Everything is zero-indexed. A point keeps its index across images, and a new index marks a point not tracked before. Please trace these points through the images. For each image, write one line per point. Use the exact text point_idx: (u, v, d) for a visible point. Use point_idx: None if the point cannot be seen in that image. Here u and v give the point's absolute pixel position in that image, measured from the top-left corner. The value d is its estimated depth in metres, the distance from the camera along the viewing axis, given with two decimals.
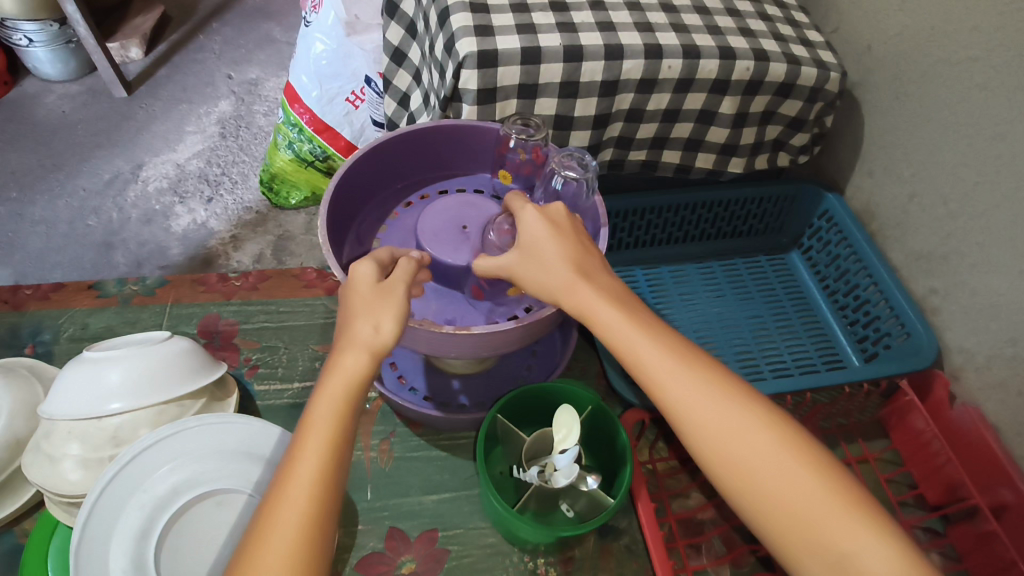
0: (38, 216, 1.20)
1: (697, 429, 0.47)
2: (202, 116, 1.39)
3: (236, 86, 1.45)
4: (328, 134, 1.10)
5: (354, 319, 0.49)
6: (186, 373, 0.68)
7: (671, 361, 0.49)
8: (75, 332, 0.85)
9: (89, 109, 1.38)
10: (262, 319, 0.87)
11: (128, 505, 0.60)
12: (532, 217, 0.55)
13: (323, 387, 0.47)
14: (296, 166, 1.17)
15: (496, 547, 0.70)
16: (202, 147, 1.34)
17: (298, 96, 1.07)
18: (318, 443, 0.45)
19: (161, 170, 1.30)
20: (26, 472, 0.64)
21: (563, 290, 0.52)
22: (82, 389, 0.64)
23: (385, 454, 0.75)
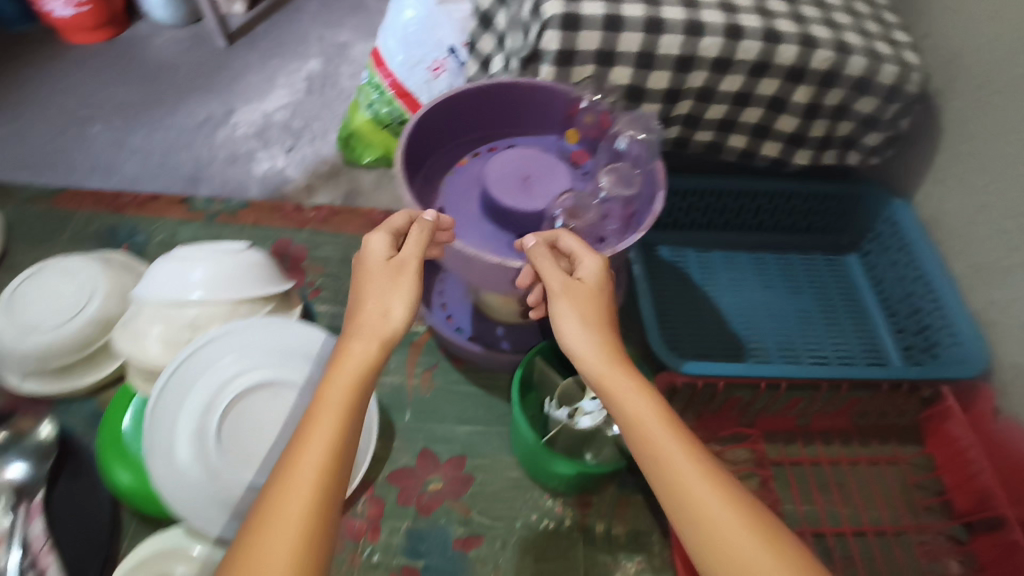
0: (136, 145, 1.32)
1: (702, 527, 0.44)
2: (293, 72, 1.48)
3: (326, 47, 1.54)
4: (407, 100, 1.15)
5: (367, 301, 0.52)
6: (259, 279, 0.76)
7: (688, 454, 0.47)
8: (165, 238, 0.93)
9: (192, 54, 1.49)
10: (330, 249, 0.93)
11: (197, 382, 0.68)
12: (589, 265, 0.58)
13: (334, 370, 0.49)
14: (373, 127, 1.24)
15: (518, 481, 0.75)
16: (289, 100, 1.43)
17: (385, 60, 1.13)
18: (325, 431, 0.46)
19: (249, 118, 1.39)
20: (116, 344, 0.72)
21: (591, 353, 0.53)
22: (170, 277, 0.72)
23: (426, 382, 0.81)
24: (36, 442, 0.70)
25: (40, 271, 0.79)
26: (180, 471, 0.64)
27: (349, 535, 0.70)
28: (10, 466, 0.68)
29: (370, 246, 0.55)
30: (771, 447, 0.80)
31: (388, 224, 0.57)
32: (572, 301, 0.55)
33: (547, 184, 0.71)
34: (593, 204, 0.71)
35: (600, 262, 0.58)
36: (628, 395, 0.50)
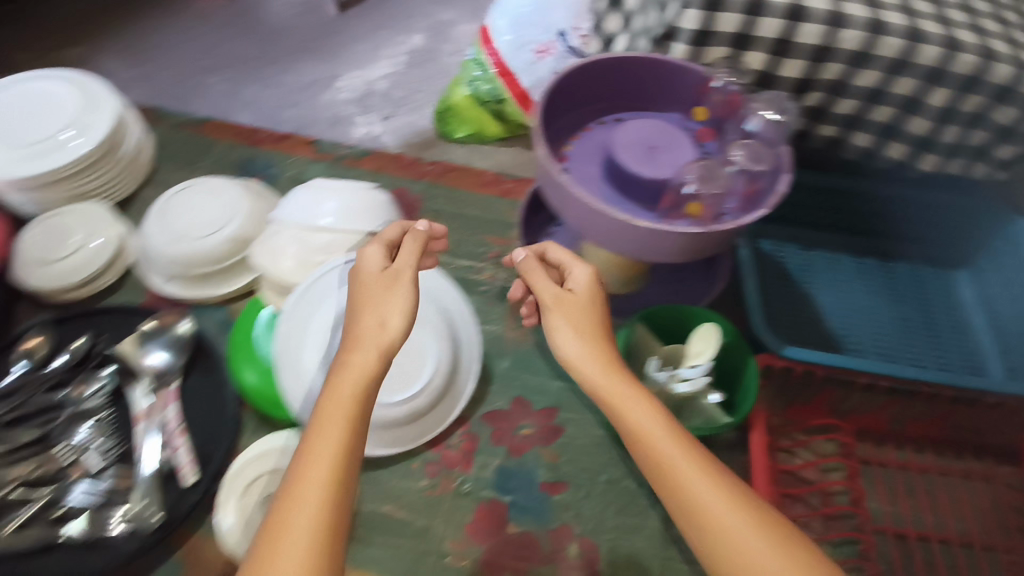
0: (247, 98, 1.41)
1: (712, 532, 0.48)
2: (397, 45, 1.54)
3: (431, 24, 1.58)
4: (508, 79, 1.14)
5: (363, 312, 0.55)
6: (386, 216, 0.81)
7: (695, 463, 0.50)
8: (294, 174, 1.01)
9: (306, 17, 1.57)
10: (443, 202, 0.98)
11: (326, 300, 0.74)
12: (580, 274, 0.61)
13: (337, 379, 0.51)
14: (471, 103, 1.21)
15: (605, 440, 0.77)
16: (391, 71, 1.49)
17: (491, 38, 1.13)
18: (333, 436, 0.49)
19: (353, 83, 1.46)
20: (254, 260, 0.80)
21: (587, 362, 0.55)
22: (307, 202, 0.79)
23: (525, 334, 0.85)
24: (175, 336, 0.77)
25: (190, 188, 0.87)
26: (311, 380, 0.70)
27: (445, 463, 0.75)
28: (153, 355, 0.76)
29: (364, 258, 0.60)
30: (858, 444, 0.80)
31: (380, 235, 0.61)
32: (567, 312, 0.58)
33: (674, 156, 0.73)
34: (722, 173, 0.70)
35: (589, 270, 0.62)
36: (635, 408, 0.52)
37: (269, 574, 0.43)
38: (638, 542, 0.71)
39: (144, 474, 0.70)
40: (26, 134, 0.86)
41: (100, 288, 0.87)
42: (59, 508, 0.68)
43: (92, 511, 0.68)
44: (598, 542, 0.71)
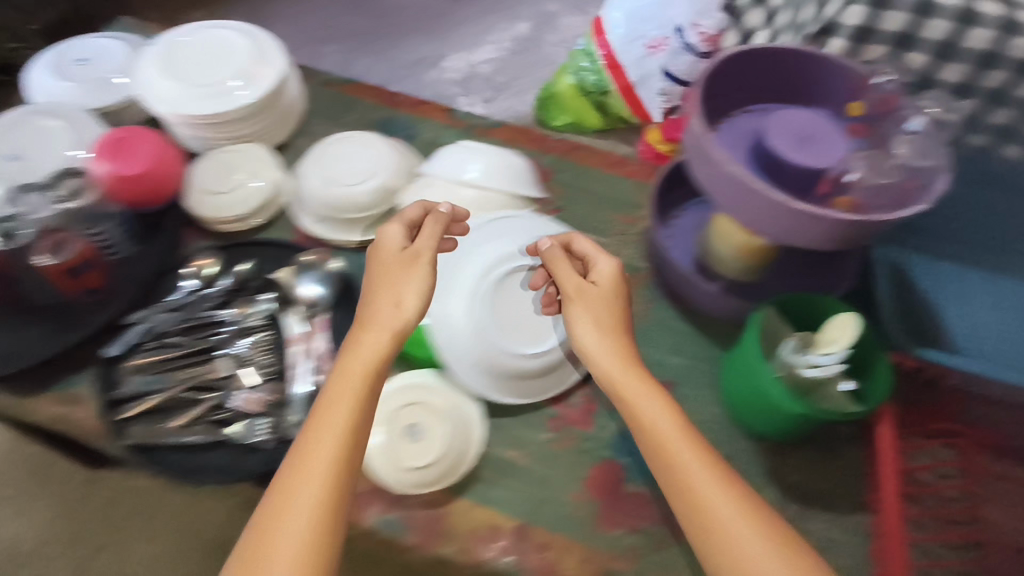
0: (356, 70, 1.50)
1: (680, 487, 0.60)
2: (501, 31, 1.57)
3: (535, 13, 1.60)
4: (616, 72, 1.11)
5: (381, 294, 0.67)
6: (523, 181, 0.89)
7: (675, 434, 0.62)
8: (429, 138, 1.06)
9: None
10: (571, 177, 1.02)
11: (475, 252, 0.78)
12: (603, 267, 0.71)
13: (355, 353, 0.64)
14: (575, 93, 1.18)
15: (723, 420, 0.82)
16: (494, 55, 1.53)
17: (605, 29, 1.10)
18: (351, 395, 0.62)
19: (457, 64, 1.52)
20: (405, 208, 0.88)
21: (598, 345, 0.67)
22: (457, 160, 0.88)
23: (647, 312, 0.90)
24: (327, 271, 0.84)
25: (345, 139, 0.93)
26: (450, 322, 0.76)
27: (567, 420, 0.80)
28: (310, 287, 0.83)
29: (388, 236, 0.70)
30: (993, 459, 0.77)
31: (402, 215, 0.71)
32: (585, 303, 0.69)
33: (830, 145, 0.74)
34: (882, 165, 0.73)
35: (612, 263, 0.72)
36: (630, 390, 0.64)
37: (299, 489, 0.57)
38: None
39: (297, 394, 0.76)
40: (206, 74, 0.93)
41: (253, 227, 0.93)
42: (222, 413, 0.76)
43: (252, 421, 0.75)
44: None
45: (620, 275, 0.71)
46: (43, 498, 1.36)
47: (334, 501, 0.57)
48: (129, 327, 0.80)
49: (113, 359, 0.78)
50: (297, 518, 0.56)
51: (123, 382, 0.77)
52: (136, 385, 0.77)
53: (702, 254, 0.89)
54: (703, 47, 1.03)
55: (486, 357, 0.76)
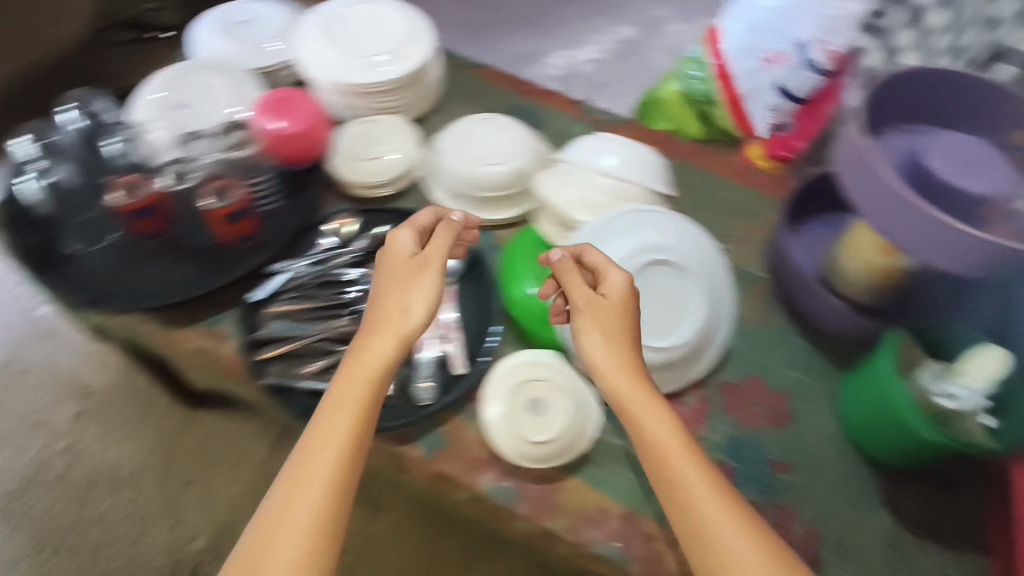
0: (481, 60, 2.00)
1: (687, 515, 0.59)
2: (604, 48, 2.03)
3: (635, 36, 2.04)
4: (725, 82, 1.16)
5: (388, 301, 0.69)
6: (654, 177, 0.89)
7: (681, 459, 0.61)
8: (557, 129, 1.08)
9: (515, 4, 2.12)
10: (694, 179, 1.02)
11: (613, 239, 0.78)
12: (616, 279, 0.70)
13: (361, 357, 0.66)
14: (679, 100, 1.24)
15: (839, 443, 0.81)
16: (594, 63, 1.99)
17: (722, 37, 1.13)
18: (355, 396, 0.64)
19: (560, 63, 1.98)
20: (540, 190, 0.90)
21: (609, 361, 0.66)
22: (594, 149, 0.89)
23: (765, 324, 0.90)
24: None
25: (486, 120, 0.97)
26: None
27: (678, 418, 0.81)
28: None
29: (397, 241, 0.72)
30: None
31: (411, 221, 0.73)
32: (595, 316, 0.68)
33: (998, 174, 0.72)
34: None
35: (625, 276, 0.71)
36: (641, 411, 0.64)
37: (302, 486, 0.59)
38: (863, 542, 0.75)
39: (425, 358, 0.80)
40: (363, 49, 0.98)
41: (389, 196, 0.97)
42: None
43: None
44: (823, 529, 0.75)
45: (630, 289, 0.70)
46: (140, 430, 1.44)
47: (332, 505, 0.59)
48: (274, 275, 0.85)
49: (257, 302, 0.82)
50: (297, 522, 0.57)
51: (266, 325, 0.82)
52: (277, 330, 0.81)
53: (825, 267, 0.86)
54: (828, 64, 1.10)
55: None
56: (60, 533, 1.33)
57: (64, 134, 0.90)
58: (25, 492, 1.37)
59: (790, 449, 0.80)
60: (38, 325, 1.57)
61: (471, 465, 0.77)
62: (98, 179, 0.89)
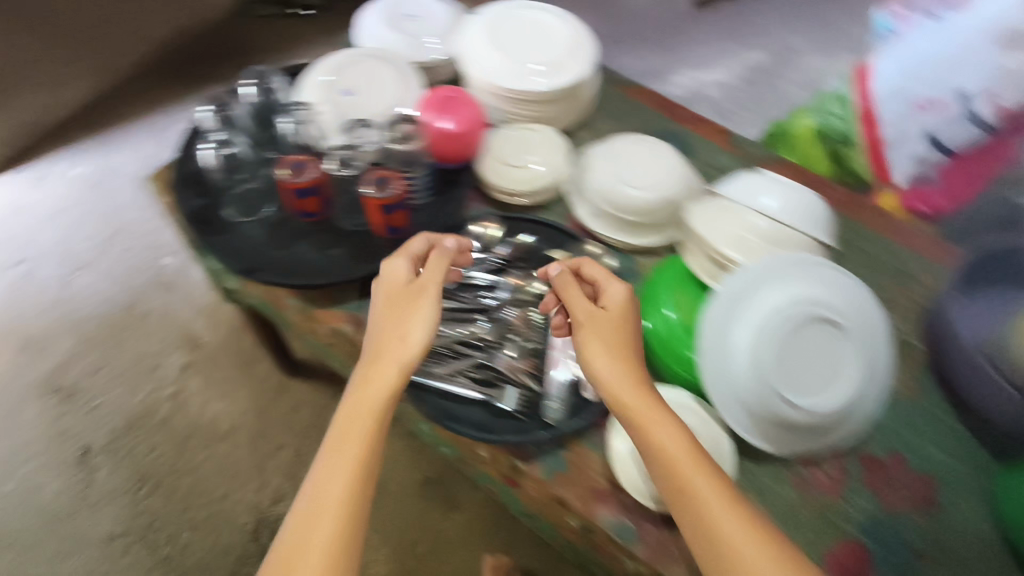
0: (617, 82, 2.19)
1: (709, 526, 0.56)
2: (734, 75, 2.21)
3: (761, 70, 2.21)
4: (868, 123, 1.23)
5: (391, 332, 0.69)
6: (819, 226, 0.85)
7: (696, 467, 0.59)
8: (705, 158, 1.04)
9: (654, 34, 2.31)
10: (848, 227, 0.96)
11: (774, 287, 0.74)
12: (614, 292, 0.71)
13: (366, 391, 0.65)
14: (813, 134, 1.31)
15: (987, 544, 0.74)
16: (720, 90, 2.18)
17: (874, 79, 1.20)
18: (360, 429, 0.63)
19: (685, 85, 2.19)
20: (693, 222, 0.86)
21: (614, 372, 0.65)
22: (753, 187, 0.86)
23: (914, 397, 0.83)
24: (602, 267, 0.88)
25: (639, 144, 0.95)
26: (731, 353, 0.74)
27: (813, 485, 0.77)
28: None
29: (393, 272, 0.73)
30: None
31: (407, 250, 0.75)
32: (595, 326, 0.69)
33: None
34: None
35: (624, 290, 0.72)
36: (650, 416, 0.62)
37: (315, 522, 0.57)
38: None
39: (557, 380, 0.79)
40: (531, 57, 0.98)
41: (532, 206, 0.96)
42: (485, 374, 0.80)
43: (510, 390, 0.78)
44: None
45: (630, 298, 0.71)
46: (240, 389, 1.51)
47: (347, 533, 0.58)
48: None
49: None
50: (313, 556, 0.56)
51: None
52: None
53: (997, 348, 0.79)
54: (990, 117, 1.11)
55: (758, 400, 0.72)
56: (157, 475, 1.40)
57: (240, 107, 0.92)
58: (131, 430, 1.45)
59: (932, 540, 0.74)
60: (162, 274, 1.67)
61: (590, 495, 0.75)
62: (269, 156, 0.92)
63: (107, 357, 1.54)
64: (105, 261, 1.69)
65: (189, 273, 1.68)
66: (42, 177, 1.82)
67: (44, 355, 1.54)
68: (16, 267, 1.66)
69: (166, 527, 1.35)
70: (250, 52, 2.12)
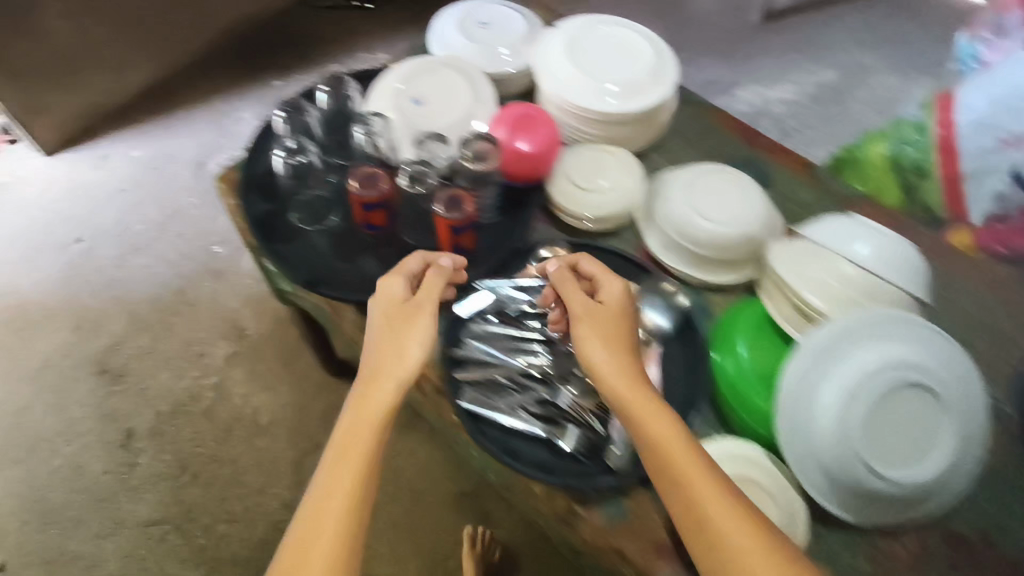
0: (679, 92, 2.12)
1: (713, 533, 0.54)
2: (802, 92, 2.12)
3: (831, 89, 2.13)
4: (947, 156, 1.10)
5: (389, 349, 0.67)
6: (916, 280, 0.78)
7: (698, 473, 0.57)
8: (785, 191, 0.99)
9: (720, 44, 2.24)
10: (939, 278, 0.90)
11: (861, 348, 0.70)
12: (612, 288, 0.70)
13: (360, 410, 0.63)
14: (885, 162, 1.18)
15: None
16: (786, 107, 2.09)
17: (959, 107, 1.08)
18: (355, 447, 0.61)
19: (751, 100, 2.11)
20: (779, 266, 0.81)
21: (613, 371, 0.64)
22: (846, 232, 0.80)
23: (1005, 471, 0.77)
24: (674, 304, 0.83)
25: (720, 173, 0.90)
26: (812, 417, 0.70)
27: (888, 558, 0.72)
28: (653, 313, 0.82)
29: (390, 288, 0.72)
30: None
31: (404, 267, 0.74)
32: (593, 323, 0.67)
33: None
34: None
35: (622, 286, 0.71)
36: (651, 418, 0.60)
37: (311, 548, 0.55)
38: None
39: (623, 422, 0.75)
40: (610, 75, 0.94)
41: (602, 232, 0.93)
42: (546, 410, 0.77)
43: (572, 429, 0.75)
44: None
45: (628, 295, 0.70)
46: (283, 384, 1.50)
47: (345, 560, 0.55)
48: (476, 292, 0.83)
49: (461, 320, 0.82)
50: None
51: (466, 344, 0.80)
52: (475, 352, 0.80)
53: None
54: None
55: (841, 467, 0.69)
56: (196, 464, 1.41)
57: (315, 114, 0.91)
58: (174, 416, 1.46)
59: None
60: (212, 262, 1.68)
61: (649, 547, 0.71)
62: (338, 163, 0.91)
63: (155, 341, 1.56)
64: (158, 244, 1.70)
65: (239, 262, 1.69)
66: (103, 157, 1.84)
67: (95, 335, 1.56)
68: (74, 245, 1.69)
69: (201, 518, 1.35)
70: (311, 42, 2.11)
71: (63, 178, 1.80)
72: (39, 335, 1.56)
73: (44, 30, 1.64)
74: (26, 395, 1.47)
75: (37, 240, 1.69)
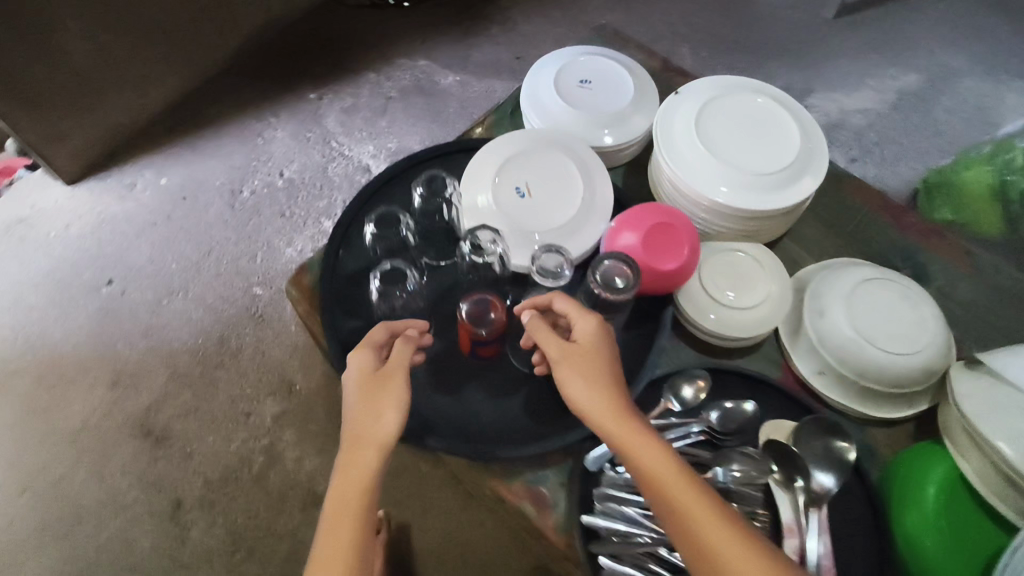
0: None
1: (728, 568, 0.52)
2: (879, 100, 1.94)
3: (908, 93, 1.95)
4: None
5: (363, 416, 0.62)
6: None
7: (698, 502, 0.55)
8: (945, 287, 0.86)
9: (790, 45, 2.04)
10: None
11: None
12: (581, 317, 0.65)
13: (342, 488, 0.59)
14: None
15: None
16: (864, 118, 1.92)
17: None
18: (344, 529, 0.57)
19: (825, 110, 1.93)
20: (981, 424, 0.65)
21: (596, 407, 0.60)
22: None
23: None
24: (840, 457, 0.69)
25: (885, 281, 0.76)
26: None
27: None
28: (817, 471, 0.68)
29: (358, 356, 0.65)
30: None
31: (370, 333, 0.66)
32: (571, 357, 0.63)
33: None
34: None
35: (593, 316, 0.66)
36: (642, 451, 0.57)
37: None
38: None
39: None
40: (751, 159, 0.79)
41: (739, 351, 0.80)
42: None
43: None
44: None
45: (600, 322, 0.66)
46: (338, 446, 1.39)
47: None
48: None
49: (590, 473, 0.69)
50: None
51: (600, 505, 0.68)
52: (611, 517, 0.66)
53: None
54: None
55: None
56: (250, 538, 1.31)
57: (410, 223, 0.81)
58: (225, 484, 1.37)
59: None
60: (254, 305, 1.56)
61: None
62: (430, 262, 0.80)
63: (198, 398, 1.45)
64: (194, 286, 1.58)
65: (283, 305, 1.57)
66: (129, 186, 1.70)
67: (133, 393, 1.45)
68: (105, 288, 1.57)
69: None
70: (345, 48, 1.94)
71: (89, 212, 1.66)
72: (72, 393, 1.44)
73: (64, 52, 1.47)
74: (64, 463, 1.37)
75: (64, 283, 1.57)
